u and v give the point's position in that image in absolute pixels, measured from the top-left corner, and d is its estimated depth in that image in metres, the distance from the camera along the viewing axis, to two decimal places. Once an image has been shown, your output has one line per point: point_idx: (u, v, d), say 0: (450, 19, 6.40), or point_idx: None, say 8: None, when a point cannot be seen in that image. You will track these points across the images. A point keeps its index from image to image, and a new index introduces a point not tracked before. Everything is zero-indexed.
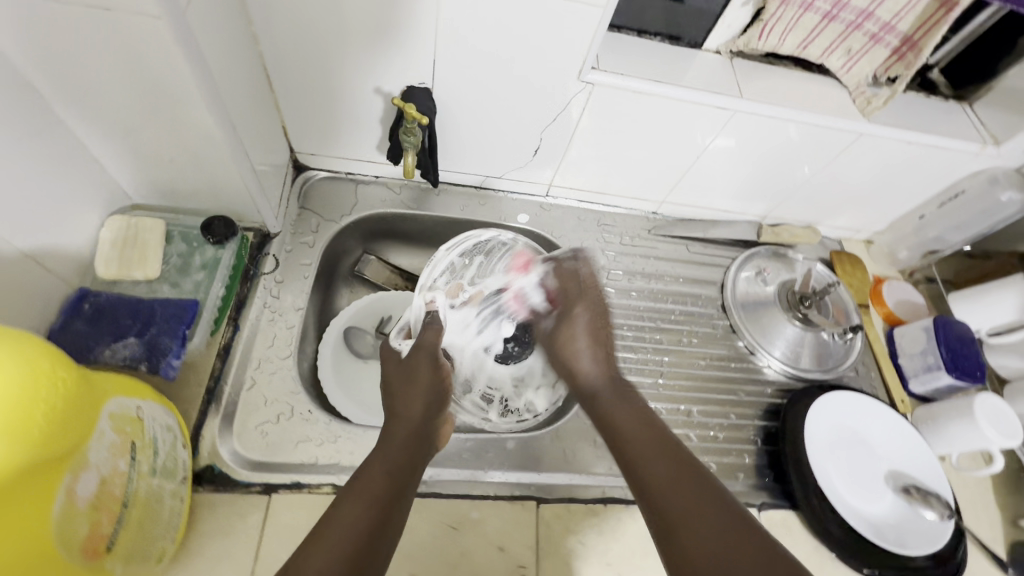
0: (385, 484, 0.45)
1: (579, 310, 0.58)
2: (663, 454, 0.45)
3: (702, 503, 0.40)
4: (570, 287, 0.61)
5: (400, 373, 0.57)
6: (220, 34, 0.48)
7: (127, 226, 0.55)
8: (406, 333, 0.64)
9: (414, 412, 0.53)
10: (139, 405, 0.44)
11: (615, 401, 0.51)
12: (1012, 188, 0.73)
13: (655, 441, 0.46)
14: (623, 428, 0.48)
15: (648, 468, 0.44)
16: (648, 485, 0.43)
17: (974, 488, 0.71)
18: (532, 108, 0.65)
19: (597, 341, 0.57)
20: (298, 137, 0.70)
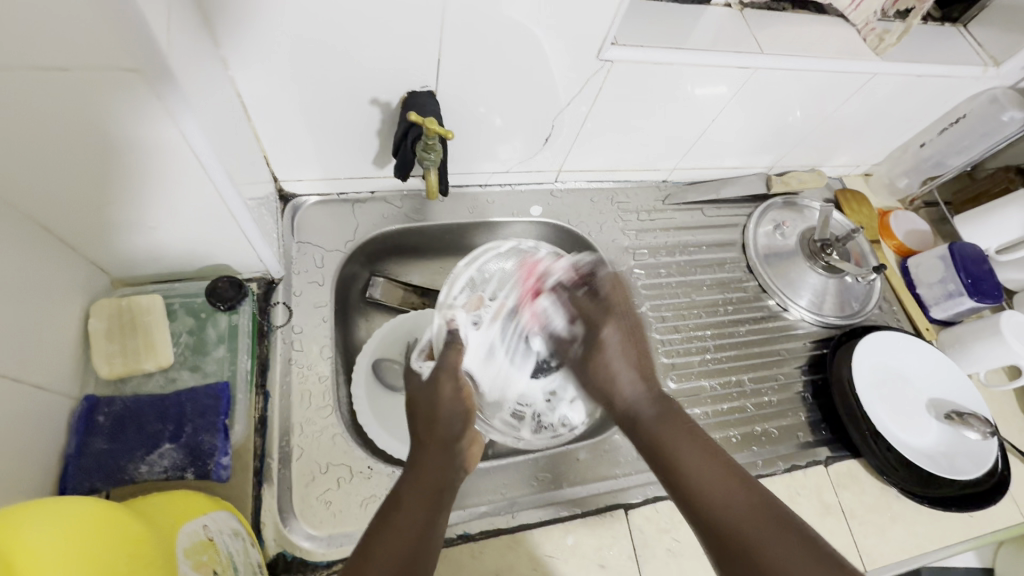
0: (416, 523, 0.41)
1: (607, 330, 0.52)
2: (727, 479, 0.42)
3: (783, 532, 0.38)
4: (591, 308, 0.54)
5: (425, 396, 0.51)
6: (198, 71, 0.40)
7: (121, 314, 0.47)
8: (427, 353, 0.58)
9: (441, 438, 0.48)
10: (203, 525, 0.39)
11: (662, 426, 0.46)
12: (1012, 108, 0.73)
13: (717, 466, 0.42)
14: (679, 460, 0.44)
15: (718, 495, 0.41)
16: (719, 514, 0.40)
17: (1002, 400, 0.76)
18: (543, 92, 0.60)
19: (639, 363, 0.51)
20: (282, 164, 0.61)
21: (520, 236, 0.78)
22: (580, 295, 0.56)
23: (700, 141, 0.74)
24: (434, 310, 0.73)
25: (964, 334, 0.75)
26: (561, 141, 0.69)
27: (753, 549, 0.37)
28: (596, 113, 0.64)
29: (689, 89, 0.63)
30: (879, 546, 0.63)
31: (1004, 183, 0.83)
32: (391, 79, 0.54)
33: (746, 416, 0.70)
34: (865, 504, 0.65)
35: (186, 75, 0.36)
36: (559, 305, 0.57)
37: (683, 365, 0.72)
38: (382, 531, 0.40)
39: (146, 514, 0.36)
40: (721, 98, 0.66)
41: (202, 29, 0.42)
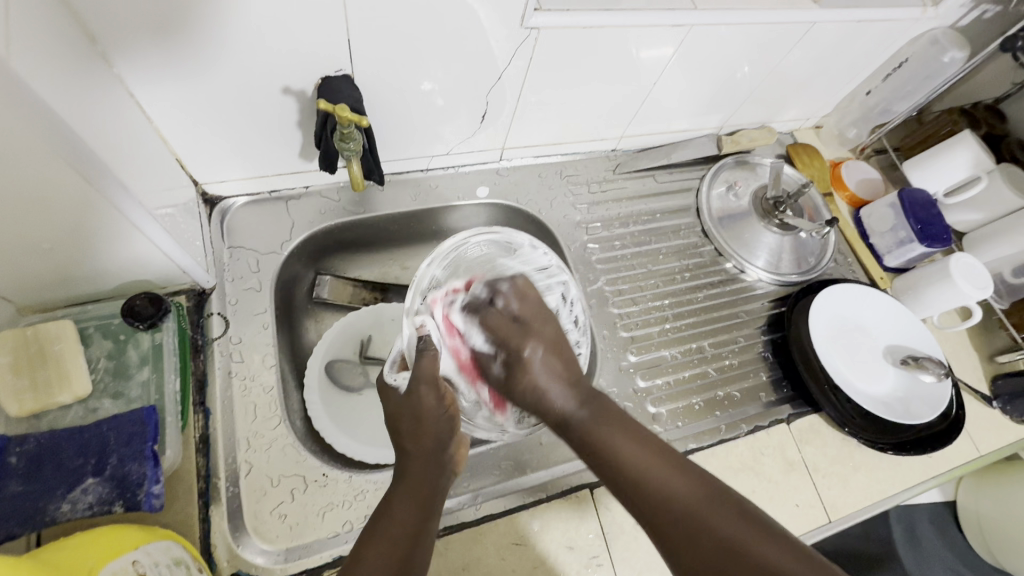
0: (408, 529, 0.42)
1: (531, 348, 0.47)
2: (663, 464, 0.42)
3: (721, 507, 0.39)
4: (510, 330, 0.49)
5: (406, 409, 0.49)
6: (63, 69, 0.36)
7: (27, 345, 0.45)
8: (400, 365, 0.53)
9: (428, 447, 0.47)
10: (133, 560, 0.37)
11: (596, 421, 0.45)
12: (953, 48, 0.73)
13: (655, 454, 0.43)
14: (620, 450, 0.43)
15: (657, 479, 0.41)
16: (661, 494, 0.40)
17: (955, 340, 0.77)
18: (471, 66, 0.56)
19: (562, 373, 0.47)
20: (200, 166, 0.57)
21: (469, 219, 0.75)
22: (500, 307, 0.51)
23: (643, 106, 0.72)
24: (388, 304, 0.71)
25: (916, 279, 0.76)
26: (499, 119, 0.66)
27: (697, 529, 0.38)
28: (531, 85, 0.61)
29: (629, 51, 0.61)
30: (842, 496, 0.64)
31: (950, 124, 0.82)
32: (303, 66, 0.50)
33: (708, 382, 0.70)
34: (828, 457, 0.66)
35: (47, 80, 0.33)
36: (473, 326, 0.51)
37: (642, 338, 0.71)
38: (374, 545, 0.40)
39: (58, 561, 0.34)
40: (662, 59, 0.64)
41: (69, 26, 0.38)
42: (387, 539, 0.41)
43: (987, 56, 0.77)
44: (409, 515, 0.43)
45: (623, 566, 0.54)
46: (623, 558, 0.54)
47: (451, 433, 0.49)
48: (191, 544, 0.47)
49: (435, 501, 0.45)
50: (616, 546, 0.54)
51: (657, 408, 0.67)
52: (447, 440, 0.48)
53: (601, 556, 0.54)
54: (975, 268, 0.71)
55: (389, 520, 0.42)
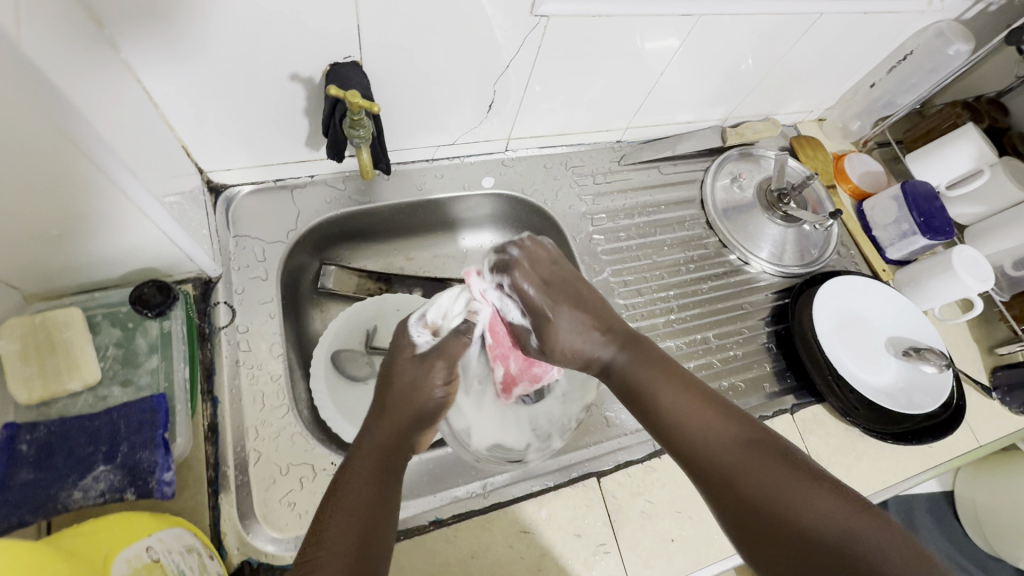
0: (367, 496, 0.39)
1: (558, 311, 0.45)
2: (704, 408, 0.41)
3: (763, 458, 0.38)
4: (541, 293, 0.46)
5: (404, 376, 0.46)
6: (72, 54, 0.35)
7: (36, 333, 0.45)
8: (431, 326, 0.48)
9: (407, 415, 0.45)
10: (147, 547, 0.37)
11: (636, 361, 0.45)
12: (958, 41, 0.73)
13: (697, 402, 0.42)
14: (658, 398, 0.43)
15: (696, 433, 0.40)
16: (702, 453, 0.39)
17: (956, 332, 0.78)
18: (479, 54, 0.56)
19: (587, 322, 0.46)
20: (205, 154, 0.57)
21: (475, 210, 0.75)
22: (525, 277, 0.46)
23: (649, 97, 0.72)
24: (393, 294, 0.70)
25: (918, 272, 0.76)
26: (506, 108, 0.66)
27: (735, 480, 0.37)
28: (538, 74, 0.61)
29: (636, 42, 0.60)
30: (845, 485, 0.65)
31: (953, 117, 0.82)
32: (311, 53, 0.50)
33: (713, 372, 0.70)
34: (831, 446, 0.66)
35: (55, 63, 0.33)
36: (507, 297, 0.47)
37: (647, 328, 0.71)
38: (332, 512, 0.37)
39: (75, 546, 0.34)
40: (670, 50, 0.63)
41: (77, 7, 0.37)
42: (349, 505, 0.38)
43: (990, 50, 0.76)
44: (369, 482, 0.40)
45: (630, 554, 0.54)
46: (630, 546, 0.54)
47: (438, 410, 0.46)
48: (201, 532, 0.47)
49: (399, 473, 0.42)
50: (623, 534, 0.55)
51: None
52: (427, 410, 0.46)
53: (608, 543, 0.54)
54: (976, 260, 0.72)
55: (350, 484, 0.39)
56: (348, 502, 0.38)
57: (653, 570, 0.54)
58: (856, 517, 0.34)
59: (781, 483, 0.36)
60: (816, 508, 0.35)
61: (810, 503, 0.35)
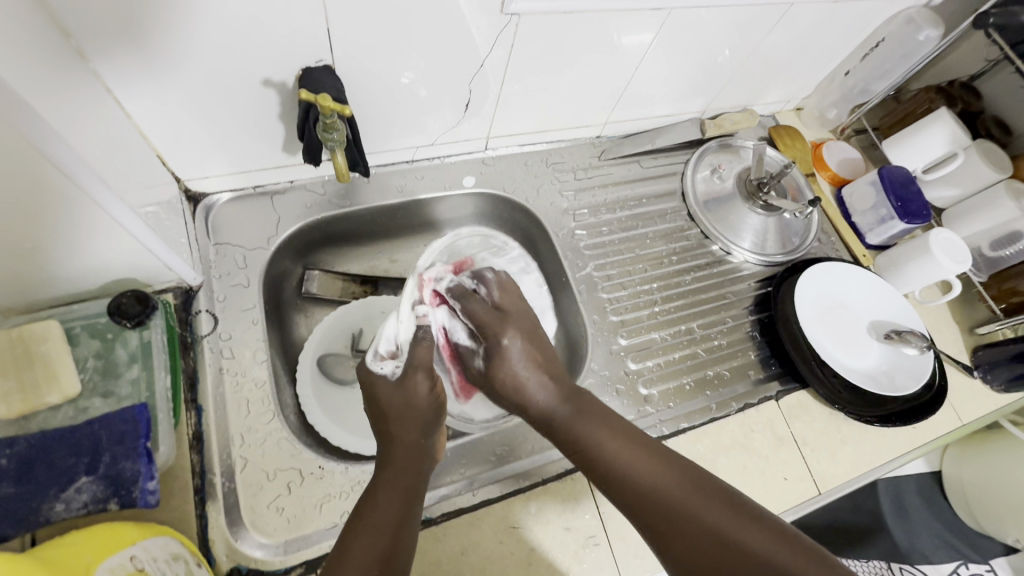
0: (393, 515, 0.43)
1: (509, 338, 0.53)
2: (642, 459, 0.45)
3: (701, 496, 0.42)
4: (489, 318, 0.55)
5: (398, 398, 0.50)
6: (41, 67, 0.35)
7: (12, 347, 0.45)
8: (391, 353, 0.53)
9: (414, 434, 0.49)
10: (130, 556, 0.37)
11: (577, 418, 0.49)
12: (928, 26, 0.74)
13: (638, 451, 0.45)
14: (600, 449, 0.46)
15: (639, 478, 0.44)
16: (645, 495, 0.43)
17: (937, 314, 0.79)
18: (452, 54, 0.56)
19: (535, 364, 0.53)
20: (181, 163, 0.56)
21: (457, 209, 0.75)
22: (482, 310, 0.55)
23: (626, 92, 0.72)
24: (379, 296, 0.71)
25: (898, 255, 0.77)
26: (483, 108, 0.66)
27: (675, 514, 0.41)
28: (514, 72, 0.61)
29: (612, 37, 0.61)
30: (831, 468, 0.65)
31: (927, 103, 0.84)
32: (282, 58, 0.50)
33: (698, 362, 0.71)
34: (816, 431, 0.67)
35: (23, 78, 0.33)
36: (456, 319, 0.56)
37: (632, 321, 0.72)
38: (360, 534, 0.41)
39: (56, 557, 0.35)
40: (643, 44, 0.64)
41: (43, 24, 0.37)
42: (372, 526, 0.42)
43: (959, 35, 0.77)
44: (395, 501, 0.44)
45: (619, 545, 0.55)
46: (620, 537, 0.55)
47: (437, 423, 0.51)
48: (189, 540, 0.47)
49: (421, 482, 0.47)
50: (612, 526, 0.55)
51: (649, 390, 0.68)
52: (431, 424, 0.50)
53: (597, 535, 0.54)
54: (952, 242, 0.73)
55: (376, 507, 0.43)
56: (377, 522, 0.42)
57: (643, 560, 0.54)
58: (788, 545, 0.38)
59: (718, 513, 0.40)
60: (755, 539, 0.39)
61: (749, 536, 0.39)
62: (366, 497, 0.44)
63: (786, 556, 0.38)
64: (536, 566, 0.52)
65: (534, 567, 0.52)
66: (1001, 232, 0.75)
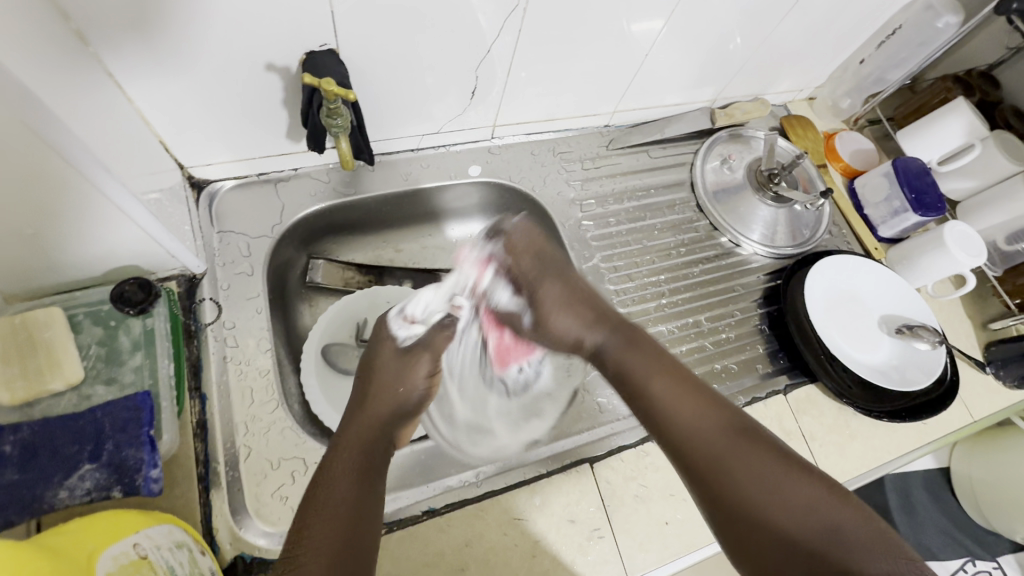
0: (349, 500, 0.40)
1: (547, 287, 0.52)
2: (696, 407, 0.43)
3: (751, 448, 0.40)
4: (525, 269, 0.53)
5: (382, 376, 0.52)
6: (41, 51, 0.35)
7: (16, 333, 0.44)
8: (410, 318, 0.57)
9: (384, 415, 0.49)
10: (134, 543, 0.37)
11: (628, 355, 0.48)
12: (948, 13, 0.72)
13: (691, 398, 0.44)
14: (652, 390, 0.45)
15: (691, 425, 0.42)
16: (696, 444, 0.41)
17: (950, 309, 0.78)
18: (459, 39, 0.55)
19: (576, 304, 0.52)
20: (184, 149, 0.56)
21: (462, 199, 0.74)
22: (514, 259, 0.53)
23: (635, 81, 0.71)
24: (383, 286, 0.70)
25: (910, 249, 0.76)
26: (489, 96, 0.65)
27: (726, 468, 0.39)
28: (522, 59, 0.60)
29: (621, 24, 0.60)
30: (839, 463, 0.65)
31: (944, 91, 0.81)
32: (286, 42, 0.49)
33: (705, 355, 0.70)
34: (825, 426, 0.66)
35: (23, 61, 0.32)
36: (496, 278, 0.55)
37: (639, 313, 0.71)
38: (312, 512, 0.39)
39: (60, 543, 0.34)
40: (654, 31, 0.62)
41: (43, 6, 0.36)
42: (327, 513, 0.39)
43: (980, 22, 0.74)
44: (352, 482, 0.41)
45: (624, 538, 0.54)
46: (625, 531, 0.54)
47: (411, 411, 0.52)
48: (194, 528, 0.47)
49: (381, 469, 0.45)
50: (617, 519, 0.55)
51: None
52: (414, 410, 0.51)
53: (602, 528, 0.54)
54: (967, 236, 0.71)
55: (329, 492, 0.40)
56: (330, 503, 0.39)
57: (648, 553, 0.54)
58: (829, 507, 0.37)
59: (772, 475, 0.38)
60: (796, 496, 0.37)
61: (789, 492, 0.37)
62: (315, 485, 0.41)
63: (845, 527, 0.35)
64: (540, 559, 0.52)
65: (538, 560, 0.52)
66: (1017, 226, 0.74)
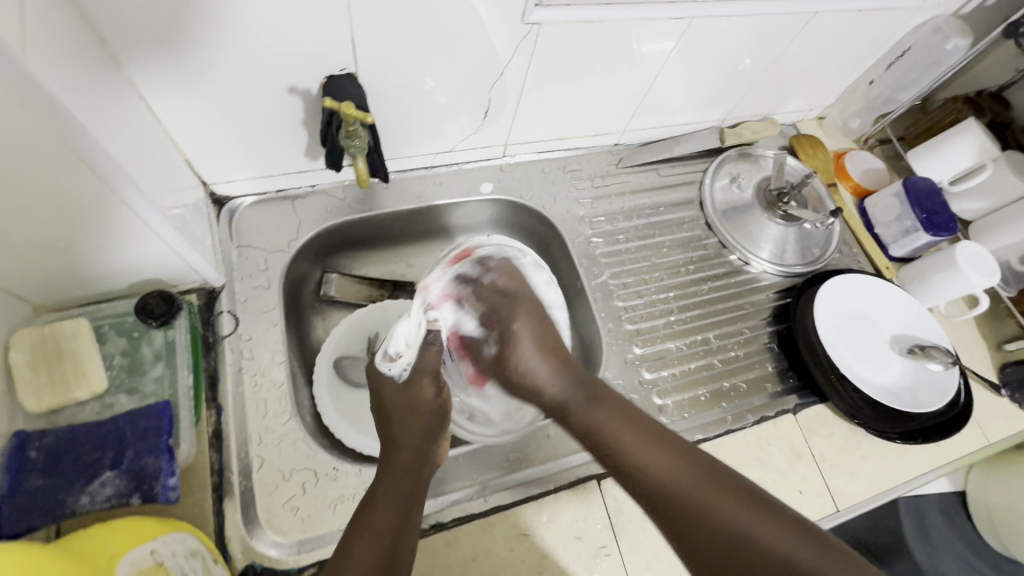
0: (392, 518, 0.44)
1: (519, 322, 0.54)
2: (661, 452, 0.46)
3: (714, 486, 0.42)
4: (498, 302, 0.55)
5: (402, 402, 0.54)
6: (77, 74, 0.37)
7: (45, 342, 0.46)
8: (391, 355, 0.56)
9: (416, 438, 0.52)
10: (152, 549, 0.39)
11: (593, 405, 0.50)
12: (956, 35, 0.72)
13: (650, 440, 0.46)
14: (613, 433, 0.48)
15: (651, 470, 0.45)
16: (655, 487, 0.44)
17: (962, 329, 0.77)
18: (472, 61, 0.57)
19: (545, 349, 0.54)
20: (207, 166, 0.58)
21: (474, 215, 0.76)
22: (486, 288, 0.55)
23: (645, 100, 0.72)
24: (395, 300, 0.71)
25: (922, 269, 0.76)
26: (502, 115, 0.66)
27: (690, 506, 0.42)
28: (534, 80, 0.62)
29: (630, 45, 0.61)
30: (850, 485, 0.64)
31: (954, 113, 0.82)
32: (307, 66, 0.51)
33: (714, 373, 0.70)
34: (835, 446, 0.66)
35: (60, 82, 0.34)
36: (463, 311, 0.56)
37: (647, 330, 0.72)
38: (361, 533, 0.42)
39: (83, 548, 0.36)
40: (663, 52, 0.64)
41: (82, 31, 0.39)
42: (374, 526, 0.43)
43: (990, 43, 0.74)
44: (397, 504, 0.45)
45: (631, 556, 0.54)
46: (632, 549, 0.54)
47: (439, 431, 0.54)
48: (207, 536, 0.48)
49: (423, 484, 0.49)
50: (624, 537, 0.55)
51: (663, 400, 0.67)
52: (435, 432, 0.53)
53: (608, 545, 0.54)
54: (980, 256, 0.71)
55: (378, 508, 0.44)
56: (377, 521, 0.43)
57: (655, 572, 0.54)
58: (811, 543, 0.38)
59: (734, 507, 0.41)
60: (777, 537, 0.39)
61: (779, 539, 0.39)
62: (367, 501, 0.46)
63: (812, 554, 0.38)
64: (547, 575, 0.52)
65: None
66: None
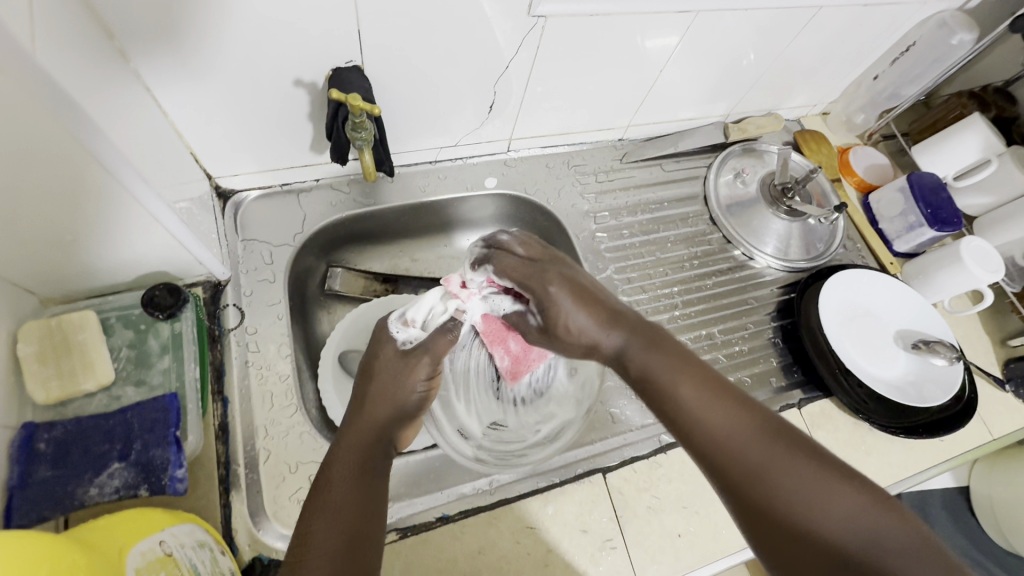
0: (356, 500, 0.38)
1: (558, 287, 0.44)
2: (726, 404, 0.37)
3: (791, 455, 0.34)
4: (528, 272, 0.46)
5: (385, 374, 0.47)
6: (84, 67, 0.37)
7: (51, 335, 0.46)
8: (407, 321, 0.49)
9: (386, 414, 0.45)
10: (160, 541, 0.39)
11: (652, 350, 0.41)
12: (962, 30, 0.72)
13: (714, 394, 0.37)
14: (668, 382, 0.39)
15: (713, 426, 0.36)
16: (714, 447, 0.36)
17: (966, 324, 0.77)
18: (477, 54, 0.56)
19: (591, 301, 0.44)
20: (213, 160, 0.58)
21: (479, 210, 0.76)
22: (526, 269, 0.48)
23: (650, 95, 0.72)
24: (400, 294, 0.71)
25: (926, 264, 0.76)
26: (507, 109, 0.66)
27: (761, 476, 0.34)
28: (539, 74, 0.62)
29: (635, 39, 0.61)
30: None
31: (959, 108, 0.81)
32: (313, 59, 0.51)
33: (718, 367, 0.70)
34: (839, 441, 0.66)
35: (68, 75, 0.34)
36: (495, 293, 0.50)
37: None
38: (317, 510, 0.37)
39: (92, 538, 0.36)
40: (668, 47, 0.64)
41: (89, 22, 0.39)
42: (334, 507, 0.37)
43: (996, 38, 0.74)
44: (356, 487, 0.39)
45: (636, 549, 0.54)
46: (637, 542, 0.55)
47: (416, 413, 0.47)
48: (214, 528, 0.48)
49: (386, 462, 0.43)
50: (629, 530, 0.55)
51: None
52: (410, 409, 0.46)
53: (614, 538, 0.54)
54: (985, 251, 0.71)
55: (334, 485, 0.39)
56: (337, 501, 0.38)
57: (660, 565, 0.54)
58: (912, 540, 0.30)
59: (816, 486, 0.32)
60: (865, 530, 0.31)
61: (845, 519, 0.31)
62: (324, 471, 0.40)
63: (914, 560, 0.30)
64: (552, 567, 0.52)
65: (550, 568, 0.52)
66: None
